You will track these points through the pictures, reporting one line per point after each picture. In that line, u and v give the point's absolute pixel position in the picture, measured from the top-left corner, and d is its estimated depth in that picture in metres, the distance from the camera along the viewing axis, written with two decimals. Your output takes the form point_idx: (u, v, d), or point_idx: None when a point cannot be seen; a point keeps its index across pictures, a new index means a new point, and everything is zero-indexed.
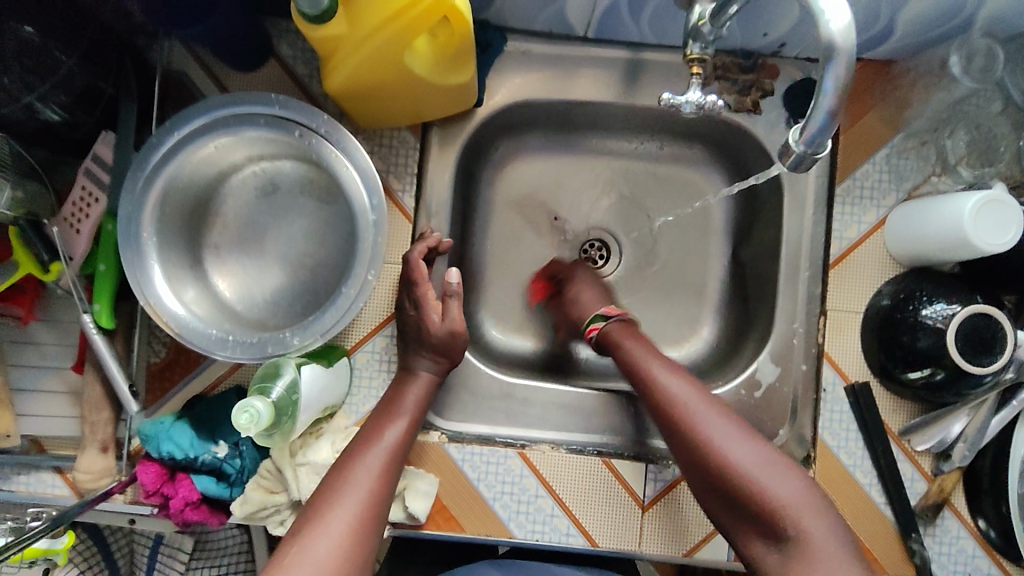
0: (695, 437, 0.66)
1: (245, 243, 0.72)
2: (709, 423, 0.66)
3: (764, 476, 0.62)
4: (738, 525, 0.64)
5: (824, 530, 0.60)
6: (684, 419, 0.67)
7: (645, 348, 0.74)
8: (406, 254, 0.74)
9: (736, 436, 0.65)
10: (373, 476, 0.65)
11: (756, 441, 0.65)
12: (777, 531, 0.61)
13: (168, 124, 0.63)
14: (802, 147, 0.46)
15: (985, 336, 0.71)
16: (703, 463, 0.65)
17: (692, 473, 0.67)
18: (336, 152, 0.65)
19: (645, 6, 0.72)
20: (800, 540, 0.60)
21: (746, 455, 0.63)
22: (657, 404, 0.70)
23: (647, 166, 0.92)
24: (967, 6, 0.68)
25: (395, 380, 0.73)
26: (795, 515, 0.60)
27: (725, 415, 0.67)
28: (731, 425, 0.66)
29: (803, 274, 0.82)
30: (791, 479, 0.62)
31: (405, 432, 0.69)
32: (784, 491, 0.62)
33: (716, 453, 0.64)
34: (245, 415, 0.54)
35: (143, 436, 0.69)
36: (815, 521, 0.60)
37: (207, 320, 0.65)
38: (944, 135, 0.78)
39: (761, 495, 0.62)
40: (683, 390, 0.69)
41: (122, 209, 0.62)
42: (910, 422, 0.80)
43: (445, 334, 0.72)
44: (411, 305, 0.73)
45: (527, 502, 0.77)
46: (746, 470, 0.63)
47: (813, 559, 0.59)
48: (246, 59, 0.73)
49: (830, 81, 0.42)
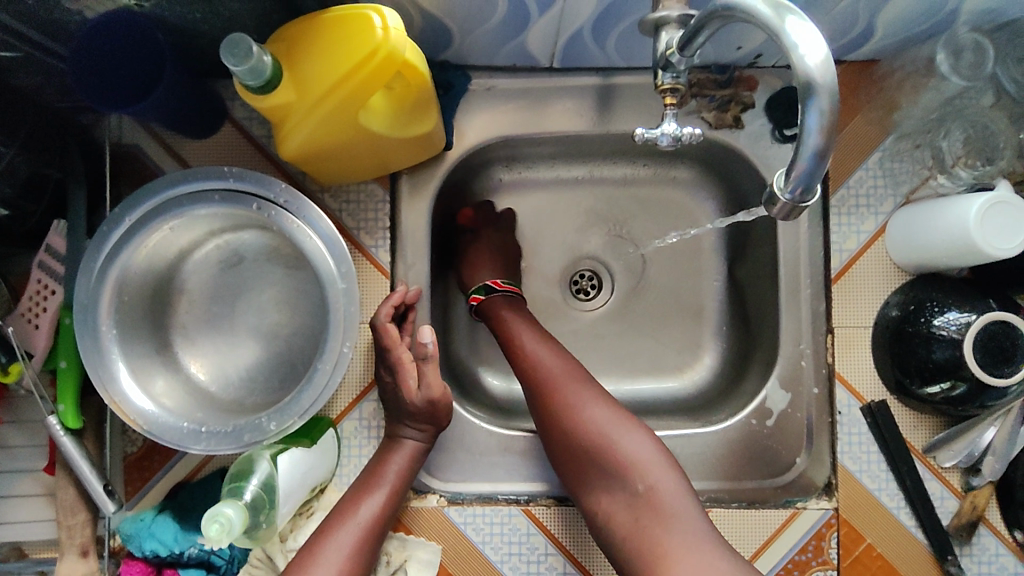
0: (560, 401, 0.69)
1: (215, 320, 0.68)
2: (576, 392, 0.69)
3: (616, 433, 0.66)
4: (596, 483, 0.66)
5: (673, 485, 0.63)
6: (550, 381, 0.70)
7: (521, 320, 0.76)
8: (373, 317, 0.70)
9: (599, 403, 0.69)
10: (344, 556, 0.62)
11: (616, 406, 0.69)
12: (630, 486, 0.64)
13: (118, 209, 0.60)
14: (787, 195, 0.42)
15: (1005, 345, 0.67)
16: (563, 424, 0.68)
17: (556, 443, 0.69)
18: (297, 221, 0.61)
19: (610, 32, 0.69)
20: (650, 494, 0.63)
21: (601, 414, 0.68)
22: (526, 369, 0.72)
23: (630, 190, 0.88)
24: (949, 2, 0.64)
25: (379, 449, 0.70)
26: (648, 467, 0.64)
27: (589, 383, 0.70)
28: (597, 396, 0.69)
29: (804, 291, 0.77)
30: (642, 438, 0.66)
31: (384, 506, 0.66)
32: (633, 448, 0.65)
33: (575, 406, 0.68)
34: (216, 525, 0.49)
35: (124, 535, 0.67)
36: (662, 474, 0.64)
37: (178, 411, 0.61)
38: (940, 136, 0.73)
39: (615, 452, 0.65)
40: (555, 362, 0.72)
41: (78, 301, 0.59)
42: (933, 438, 0.76)
43: (424, 403, 0.67)
44: (385, 371, 0.69)
45: (537, 562, 0.73)
46: (599, 429, 0.67)
47: (657, 512, 0.62)
48: (198, 127, 0.70)
49: (812, 118, 0.38)
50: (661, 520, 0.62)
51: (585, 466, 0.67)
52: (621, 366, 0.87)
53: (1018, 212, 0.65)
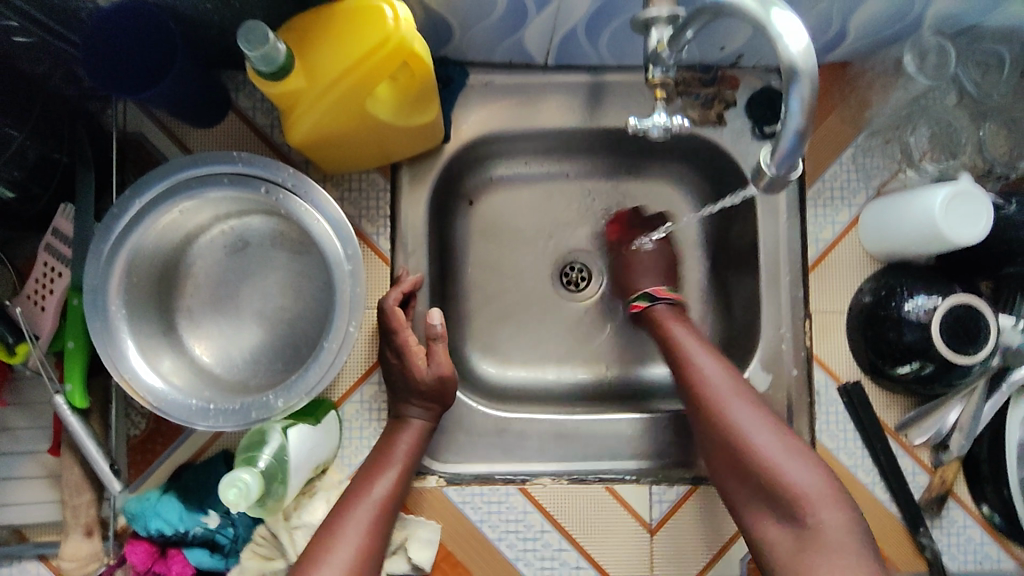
0: (721, 418, 0.69)
1: (219, 304, 0.70)
2: (731, 410, 0.69)
3: (785, 462, 0.65)
4: (748, 501, 0.67)
5: (837, 520, 0.62)
6: (711, 402, 0.71)
7: (687, 331, 0.77)
8: (382, 301, 0.73)
9: (756, 422, 0.68)
10: (362, 533, 0.63)
11: (780, 428, 0.68)
12: (790, 515, 0.64)
13: (129, 191, 0.62)
14: (773, 170, 0.46)
15: (969, 327, 0.72)
16: (722, 443, 0.69)
17: (715, 456, 0.70)
18: (305, 205, 0.64)
19: (603, 31, 0.72)
20: (812, 527, 0.62)
21: (769, 442, 0.66)
22: (688, 387, 0.73)
23: (619, 185, 0.92)
24: (914, 8, 0.69)
25: (386, 430, 0.72)
26: (814, 504, 0.63)
27: (754, 404, 0.70)
28: (765, 419, 0.68)
29: (784, 278, 0.82)
30: (808, 467, 0.65)
31: (396, 483, 0.68)
32: (802, 480, 0.64)
33: (739, 428, 0.68)
34: (234, 490, 0.52)
35: (129, 514, 0.67)
36: (830, 511, 0.63)
37: (185, 389, 0.63)
38: (907, 131, 0.80)
39: (779, 478, 0.64)
40: (721, 381, 0.72)
41: (88, 281, 0.60)
42: (905, 417, 0.81)
43: (433, 380, 0.70)
44: (392, 353, 0.72)
45: (533, 539, 0.76)
46: (768, 455, 0.66)
47: (824, 547, 0.61)
48: (203, 117, 0.72)
49: (794, 101, 0.42)
50: (824, 553, 0.61)
51: (744, 485, 0.67)
52: (611, 354, 0.91)
53: (979, 202, 0.70)
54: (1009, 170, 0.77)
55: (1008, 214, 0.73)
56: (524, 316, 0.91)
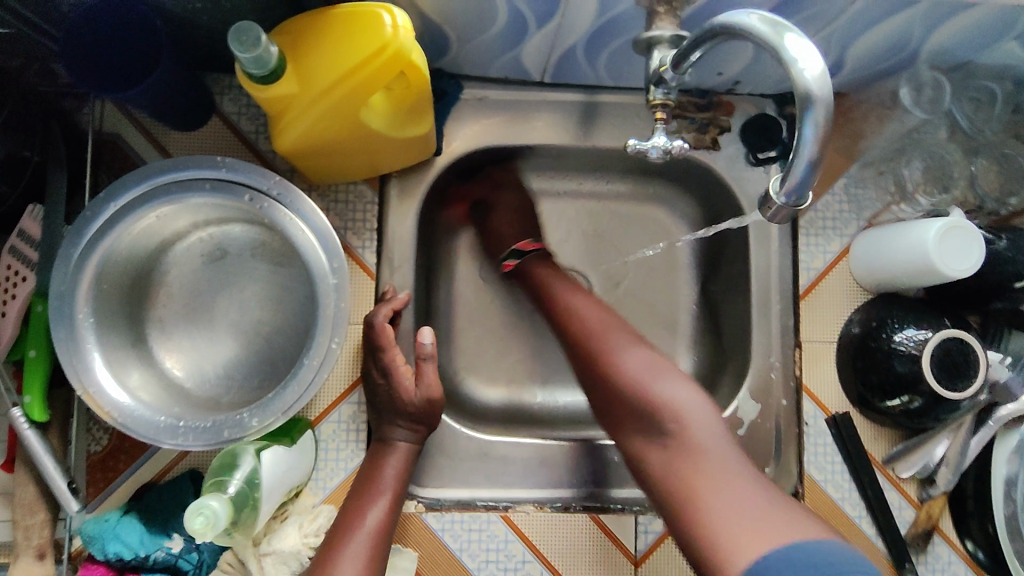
0: (600, 348, 0.70)
1: (194, 315, 0.67)
2: (614, 342, 0.70)
3: (652, 380, 0.66)
4: (629, 429, 0.67)
5: (704, 421, 0.62)
6: (589, 337, 0.72)
7: (561, 281, 0.78)
8: (370, 317, 0.70)
9: (636, 350, 0.69)
10: (360, 568, 0.59)
11: (656, 359, 0.68)
12: (662, 428, 0.63)
13: (104, 194, 0.58)
14: (782, 199, 0.45)
15: (958, 361, 0.71)
16: (600, 376, 0.70)
17: (597, 394, 0.70)
18: (289, 215, 0.61)
19: (602, 51, 0.71)
20: (678, 435, 0.62)
21: (677, 391, 0.65)
22: (569, 327, 0.74)
23: (611, 207, 0.91)
24: (912, 41, 0.69)
25: (370, 454, 0.69)
26: (683, 412, 0.63)
27: (632, 337, 0.71)
28: (636, 346, 0.70)
29: (775, 306, 0.81)
30: (683, 384, 0.65)
31: (389, 511, 0.64)
32: (674, 394, 0.64)
33: (612, 354, 0.69)
34: (200, 518, 0.49)
35: (85, 537, 0.63)
36: (698, 416, 0.63)
37: (154, 405, 0.59)
38: (901, 164, 0.80)
39: (645, 393, 0.65)
40: (599, 320, 0.73)
41: (53, 288, 0.57)
42: (892, 450, 0.80)
43: (421, 401, 0.68)
44: (378, 373, 0.69)
45: (514, 570, 0.73)
46: (634, 375, 0.67)
47: (687, 449, 0.61)
48: (185, 120, 0.69)
49: (808, 129, 0.41)
50: (695, 457, 0.60)
51: (623, 412, 0.67)
52: None
53: (971, 237, 0.70)
54: (1000, 206, 0.77)
55: (998, 249, 0.73)
56: (510, 335, 0.89)
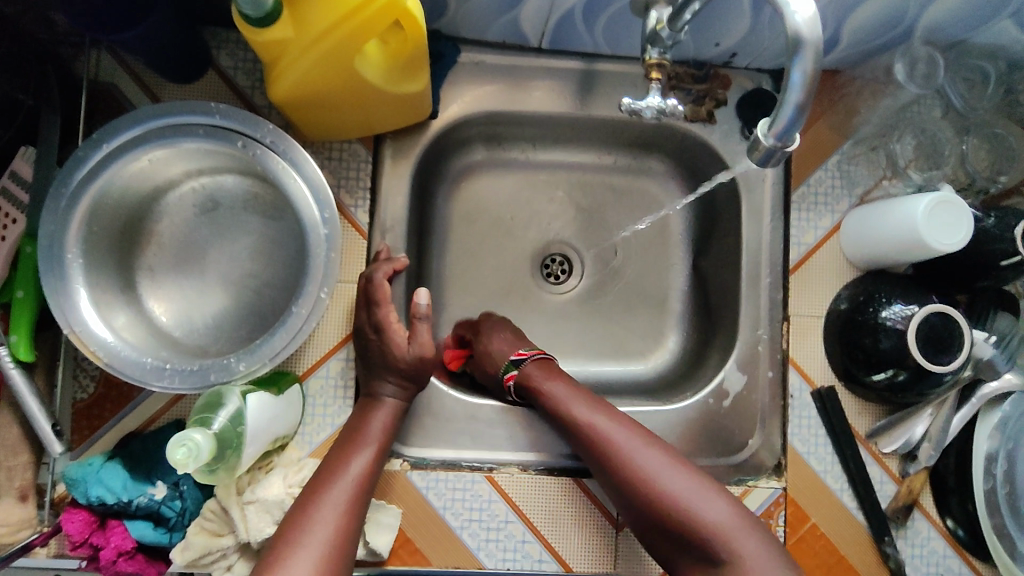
0: (627, 472, 0.67)
1: (184, 263, 0.67)
2: (635, 453, 0.67)
3: (693, 501, 0.64)
4: (677, 552, 0.65)
5: (756, 551, 0.62)
6: (611, 456, 0.68)
7: (565, 386, 0.73)
8: (368, 274, 0.70)
9: (658, 463, 0.66)
10: (339, 514, 0.60)
11: (683, 467, 0.67)
12: (709, 551, 0.63)
13: (95, 135, 0.59)
14: (770, 141, 0.46)
15: (943, 336, 0.71)
16: (637, 499, 0.66)
17: (632, 515, 0.67)
18: (283, 163, 0.62)
19: (599, 16, 0.72)
20: (733, 561, 0.62)
21: (672, 482, 0.65)
22: (584, 442, 0.70)
23: (603, 179, 0.91)
24: (907, 15, 0.70)
25: (358, 407, 0.69)
26: (732, 536, 0.62)
27: (657, 448, 0.68)
28: (666, 462, 0.67)
29: (764, 280, 0.81)
30: (719, 502, 0.64)
31: (372, 462, 0.65)
32: (713, 516, 0.63)
33: (650, 478, 0.66)
34: (183, 449, 0.51)
35: (68, 480, 0.63)
36: (745, 539, 0.63)
37: (140, 346, 0.60)
38: (892, 139, 0.80)
39: (694, 520, 0.63)
40: (625, 437, 0.68)
41: (43, 228, 0.57)
42: (875, 425, 0.80)
43: (414, 358, 0.68)
44: (371, 330, 0.69)
45: (497, 530, 0.73)
46: (672, 495, 0.64)
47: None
48: (181, 70, 0.69)
49: (796, 75, 0.42)
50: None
51: (659, 533, 0.66)
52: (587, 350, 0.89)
53: (959, 212, 0.70)
54: (989, 184, 0.78)
55: (984, 227, 0.73)
56: (501, 303, 0.89)
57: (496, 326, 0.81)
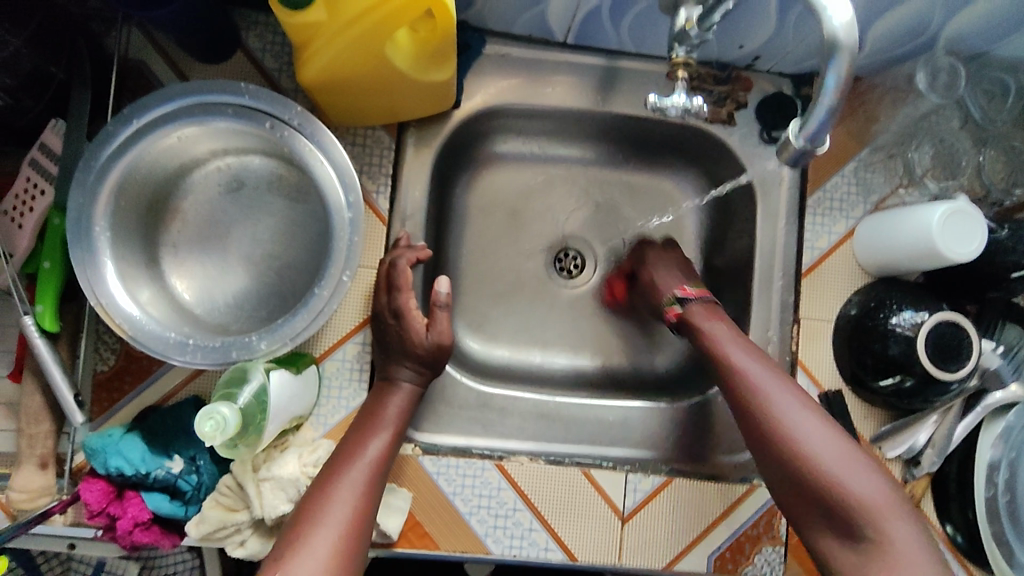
0: (778, 423, 0.63)
1: (207, 241, 0.68)
2: (791, 407, 0.64)
3: (842, 470, 0.60)
4: (814, 519, 0.61)
5: (906, 536, 0.57)
6: (762, 406, 0.65)
7: (726, 328, 0.71)
8: (391, 260, 0.71)
9: (814, 424, 0.62)
10: (357, 494, 0.61)
11: (839, 432, 0.62)
12: (849, 524, 0.59)
13: (127, 111, 0.60)
14: (801, 143, 0.47)
15: (953, 343, 0.72)
16: (778, 454, 0.63)
17: (771, 472, 0.64)
18: (310, 146, 0.62)
19: (626, 13, 0.72)
20: (880, 539, 0.57)
21: (824, 445, 0.61)
22: (734, 389, 0.67)
23: (620, 176, 0.92)
24: (932, 25, 0.71)
25: (374, 391, 0.70)
26: (882, 515, 0.58)
27: (804, 402, 0.64)
28: (815, 419, 0.63)
29: (776, 282, 0.82)
30: (872, 476, 0.60)
31: (388, 445, 0.66)
32: (863, 487, 0.59)
33: (796, 434, 0.62)
34: (210, 422, 0.52)
35: (88, 450, 0.63)
36: (894, 520, 0.58)
37: (164, 321, 0.61)
38: (910, 148, 0.81)
39: (838, 486, 0.59)
40: (780, 390, 0.65)
41: (72, 201, 0.58)
42: (881, 430, 0.82)
43: (431, 345, 0.70)
44: (391, 317, 0.70)
45: (505, 517, 0.74)
46: (823, 458, 0.60)
47: (889, 558, 0.56)
48: (210, 50, 0.69)
49: (830, 77, 0.43)
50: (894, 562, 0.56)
51: (797, 497, 0.62)
52: (598, 344, 0.90)
53: (974, 222, 0.71)
54: (1004, 196, 0.79)
55: (999, 238, 0.74)
56: (514, 296, 0.90)
57: (663, 257, 0.83)
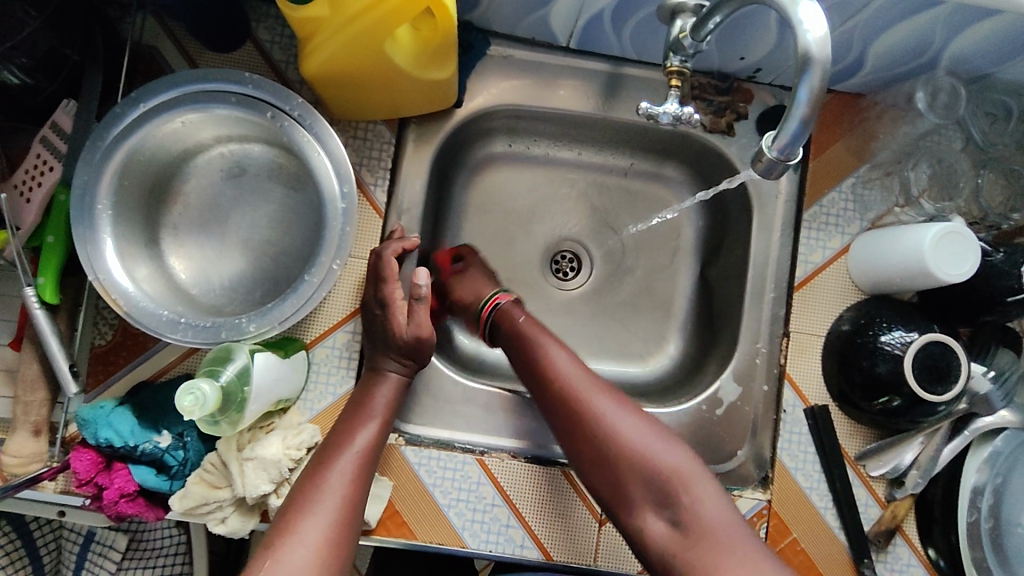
0: (587, 408, 0.68)
1: (207, 224, 0.70)
2: (599, 391, 0.69)
3: (653, 445, 0.66)
4: (632, 500, 0.66)
5: (709, 497, 0.64)
6: (577, 392, 0.69)
7: (529, 321, 0.76)
8: (379, 250, 0.73)
9: (619, 408, 0.68)
10: (346, 483, 0.63)
11: (636, 412, 0.69)
12: (670, 499, 0.64)
13: (134, 94, 0.62)
14: (773, 154, 0.48)
15: (940, 365, 0.71)
16: (593, 438, 0.67)
17: (578, 454, 0.68)
18: (308, 136, 0.64)
19: (627, 21, 0.73)
20: (692, 508, 0.64)
21: (631, 424, 0.67)
22: (541, 379, 0.71)
23: (618, 182, 0.93)
24: (933, 44, 0.71)
25: (363, 380, 0.71)
26: (691, 483, 0.65)
27: (612, 394, 0.69)
28: (616, 402, 0.69)
29: (768, 295, 0.83)
30: (676, 448, 0.67)
31: (377, 434, 0.67)
32: (670, 460, 0.66)
33: (624, 426, 0.67)
34: (190, 397, 0.54)
35: (80, 420, 0.65)
36: (699, 487, 0.65)
37: (158, 299, 0.63)
38: (908, 167, 0.81)
39: (661, 467, 0.65)
40: (576, 376, 0.70)
41: (78, 177, 0.61)
42: (865, 448, 0.81)
43: (410, 338, 0.70)
44: (378, 306, 0.71)
45: (483, 511, 0.75)
46: (634, 437, 0.66)
47: (702, 525, 0.63)
48: (222, 40, 0.72)
49: (803, 91, 0.45)
50: (707, 536, 0.62)
51: (607, 476, 0.67)
52: (588, 346, 0.91)
53: (967, 243, 0.71)
54: (1001, 220, 0.79)
55: (993, 261, 0.74)
56: (507, 293, 0.91)
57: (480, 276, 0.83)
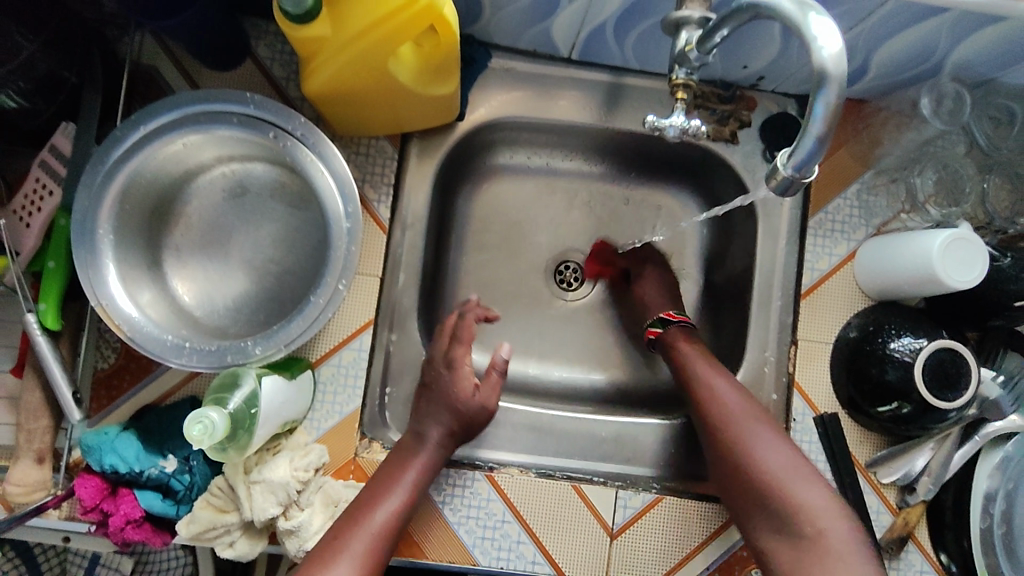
0: (734, 437, 0.69)
1: (209, 245, 0.69)
2: (750, 422, 0.69)
3: (790, 478, 0.64)
4: (765, 530, 0.64)
5: (845, 536, 0.60)
6: (726, 422, 0.70)
7: (698, 352, 0.76)
8: (457, 317, 0.79)
9: (767, 440, 0.67)
10: (356, 565, 0.60)
11: (791, 448, 0.67)
12: (798, 530, 0.61)
13: (134, 117, 0.61)
14: (789, 171, 0.48)
15: (950, 371, 0.71)
16: (736, 467, 0.67)
17: (725, 482, 0.69)
18: (311, 155, 0.63)
19: (630, 32, 0.73)
20: (818, 541, 0.60)
21: (774, 457, 0.66)
22: (702, 410, 0.72)
23: (623, 191, 0.93)
24: (937, 51, 0.71)
25: (402, 445, 0.71)
26: (822, 519, 0.61)
27: (764, 424, 0.69)
28: (768, 433, 0.68)
29: (775, 302, 0.82)
30: (817, 487, 0.63)
31: (397, 514, 0.65)
32: (807, 495, 0.63)
33: (764, 459, 0.66)
34: (198, 425, 0.53)
35: (84, 447, 0.65)
36: (834, 524, 0.61)
37: (162, 324, 0.62)
38: (914, 173, 0.80)
39: (790, 500, 0.63)
40: (735, 405, 0.70)
41: (78, 203, 0.60)
42: (876, 455, 0.80)
43: (476, 407, 0.73)
44: (444, 369, 0.74)
45: (493, 528, 0.74)
46: (772, 469, 0.65)
47: (828, 560, 0.59)
48: (221, 59, 0.71)
49: (820, 107, 0.44)
50: (831, 569, 0.58)
51: (747, 505, 0.66)
52: (596, 358, 0.90)
53: (977, 249, 0.70)
54: (1008, 225, 0.78)
55: (1000, 266, 0.73)
56: (513, 305, 0.91)
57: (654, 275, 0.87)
